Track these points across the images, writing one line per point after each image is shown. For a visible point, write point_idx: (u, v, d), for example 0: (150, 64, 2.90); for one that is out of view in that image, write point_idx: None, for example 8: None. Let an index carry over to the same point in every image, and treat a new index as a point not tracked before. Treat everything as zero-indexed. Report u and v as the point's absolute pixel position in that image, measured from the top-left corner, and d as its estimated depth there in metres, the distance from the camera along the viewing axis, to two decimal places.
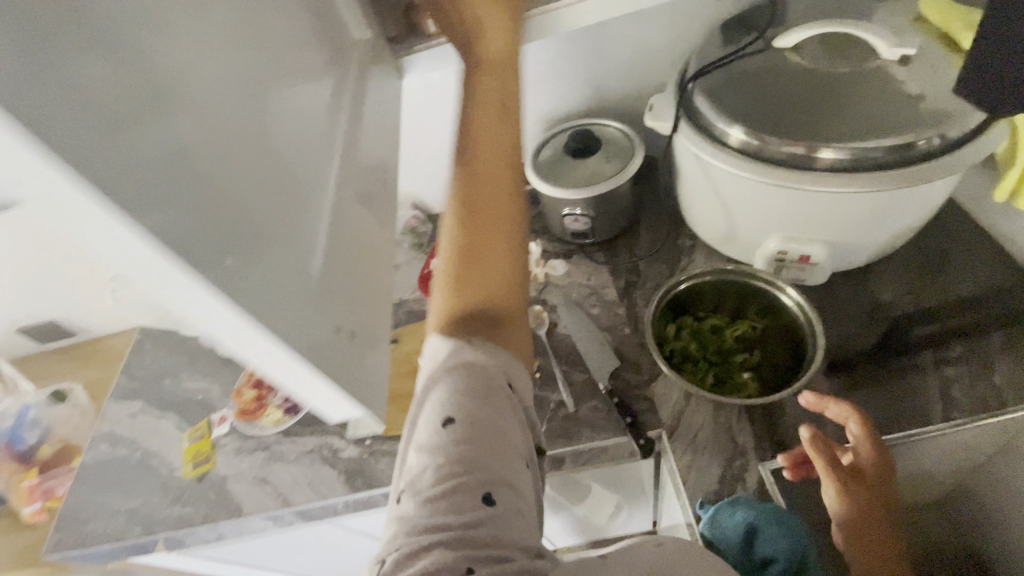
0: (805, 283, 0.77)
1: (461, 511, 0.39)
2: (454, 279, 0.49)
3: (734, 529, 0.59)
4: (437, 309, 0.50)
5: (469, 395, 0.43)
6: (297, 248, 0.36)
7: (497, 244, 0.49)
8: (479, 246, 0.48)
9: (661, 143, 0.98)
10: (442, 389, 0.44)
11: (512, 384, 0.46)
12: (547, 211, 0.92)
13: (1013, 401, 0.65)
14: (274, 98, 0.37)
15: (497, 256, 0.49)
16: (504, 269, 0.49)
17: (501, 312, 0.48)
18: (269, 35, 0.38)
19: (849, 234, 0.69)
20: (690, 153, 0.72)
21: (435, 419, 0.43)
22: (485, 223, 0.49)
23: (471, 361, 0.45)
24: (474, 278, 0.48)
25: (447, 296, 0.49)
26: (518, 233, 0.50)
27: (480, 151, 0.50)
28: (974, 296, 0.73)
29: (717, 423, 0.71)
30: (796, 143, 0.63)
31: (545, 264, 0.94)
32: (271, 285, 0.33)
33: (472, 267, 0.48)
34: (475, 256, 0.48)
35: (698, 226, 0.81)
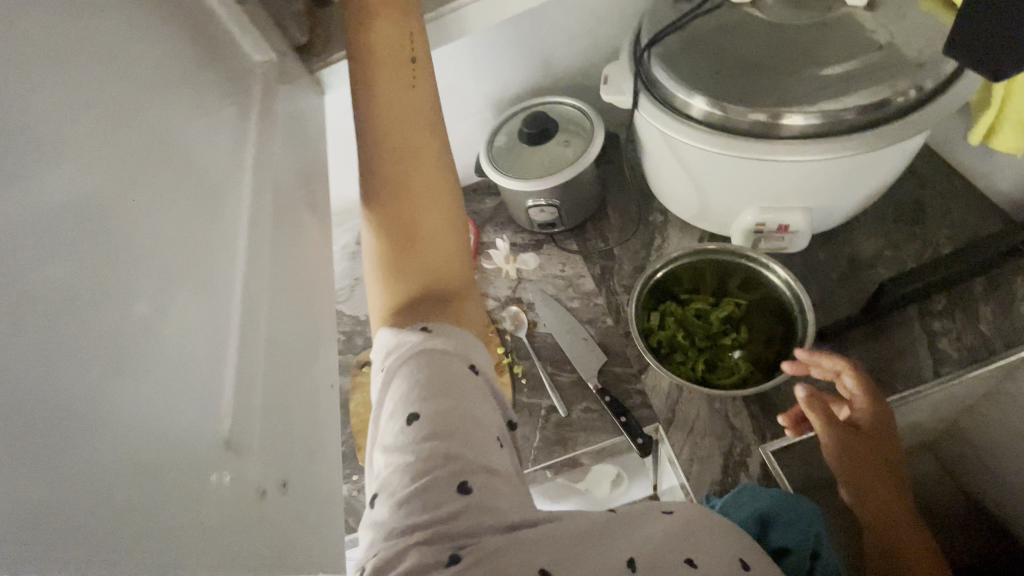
0: (786, 250, 0.73)
1: (437, 506, 0.37)
2: (398, 268, 0.46)
3: (745, 521, 0.57)
4: (380, 300, 0.46)
5: (427, 382, 0.41)
6: (188, 400, 0.28)
7: (438, 223, 0.47)
8: (419, 226, 0.46)
9: (621, 114, 0.92)
10: (400, 382, 0.41)
11: (475, 367, 0.43)
12: (510, 204, 0.86)
13: (1003, 347, 0.65)
14: (120, 201, 0.27)
15: (440, 238, 0.47)
16: (448, 247, 0.47)
17: (453, 294, 0.46)
18: (116, 103, 0.28)
19: (828, 197, 0.65)
20: (653, 129, 0.67)
21: (397, 416, 0.40)
22: (422, 200, 0.47)
23: (428, 348, 0.42)
24: (419, 261, 0.46)
25: (390, 282, 0.46)
26: (451, 201, 0.48)
27: (393, 123, 0.48)
28: (954, 245, 0.72)
29: (712, 410, 0.70)
30: (763, 109, 0.58)
31: (516, 259, 0.89)
32: (157, 480, 0.24)
33: (415, 253, 0.46)
34: (412, 234, 0.46)
35: (671, 200, 0.77)
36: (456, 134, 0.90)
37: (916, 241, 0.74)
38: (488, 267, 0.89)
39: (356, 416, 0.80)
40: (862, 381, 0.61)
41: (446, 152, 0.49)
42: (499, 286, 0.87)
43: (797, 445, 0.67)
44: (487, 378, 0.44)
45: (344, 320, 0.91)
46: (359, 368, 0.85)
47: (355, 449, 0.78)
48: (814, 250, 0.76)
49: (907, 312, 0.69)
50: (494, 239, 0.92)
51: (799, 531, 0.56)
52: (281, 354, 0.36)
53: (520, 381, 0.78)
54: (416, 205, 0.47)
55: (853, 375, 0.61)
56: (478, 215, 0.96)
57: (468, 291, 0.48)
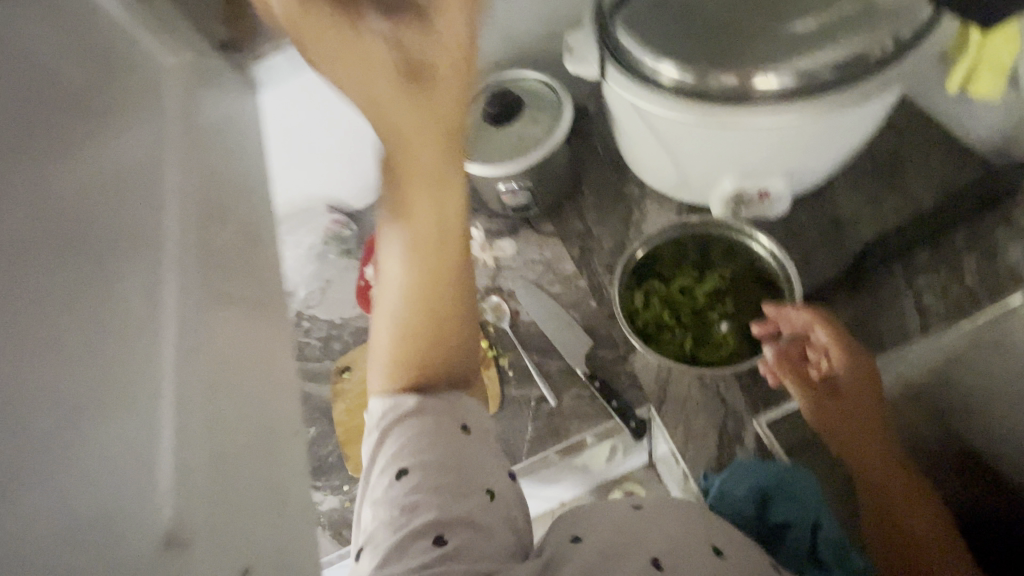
0: (766, 218, 0.70)
1: (417, 559, 0.37)
2: (391, 337, 0.44)
3: (744, 500, 0.57)
4: (382, 364, 0.44)
5: (417, 444, 0.41)
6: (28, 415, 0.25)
7: (435, 295, 0.43)
8: (415, 302, 0.43)
9: (587, 84, 0.88)
10: (390, 444, 0.41)
11: (466, 427, 0.43)
12: (479, 189, 0.82)
13: (987, 297, 0.66)
14: None
15: (443, 309, 0.45)
16: (444, 318, 0.44)
17: (446, 365, 0.45)
18: None
19: (807, 158, 0.63)
20: (623, 101, 0.63)
21: (387, 470, 0.41)
22: (420, 274, 0.43)
23: (426, 416, 0.42)
24: (411, 332, 0.44)
25: (398, 347, 0.44)
26: (467, 275, 0.45)
27: (408, 151, 0.39)
28: (935, 198, 0.71)
29: (704, 386, 0.69)
30: (733, 72, 0.55)
31: (491, 247, 0.85)
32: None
33: (418, 330, 0.44)
34: (424, 306, 0.44)
35: (647, 173, 0.74)
36: None
37: (895, 196, 0.73)
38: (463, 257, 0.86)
39: (340, 425, 0.78)
40: (832, 336, 0.61)
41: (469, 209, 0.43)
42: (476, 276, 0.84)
43: (791, 415, 0.67)
44: (482, 437, 0.44)
45: (317, 325, 0.87)
46: (338, 374, 0.82)
47: (342, 459, 0.76)
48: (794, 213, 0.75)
49: (891, 271, 0.69)
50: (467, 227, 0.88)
51: (797, 504, 0.56)
52: (225, 365, 0.35)
53: (506, 374, 0.75)
54: (414, 278, 0.43)
55: (824, 331, 0.62)
56: None
57: (471, 369, 0.48)
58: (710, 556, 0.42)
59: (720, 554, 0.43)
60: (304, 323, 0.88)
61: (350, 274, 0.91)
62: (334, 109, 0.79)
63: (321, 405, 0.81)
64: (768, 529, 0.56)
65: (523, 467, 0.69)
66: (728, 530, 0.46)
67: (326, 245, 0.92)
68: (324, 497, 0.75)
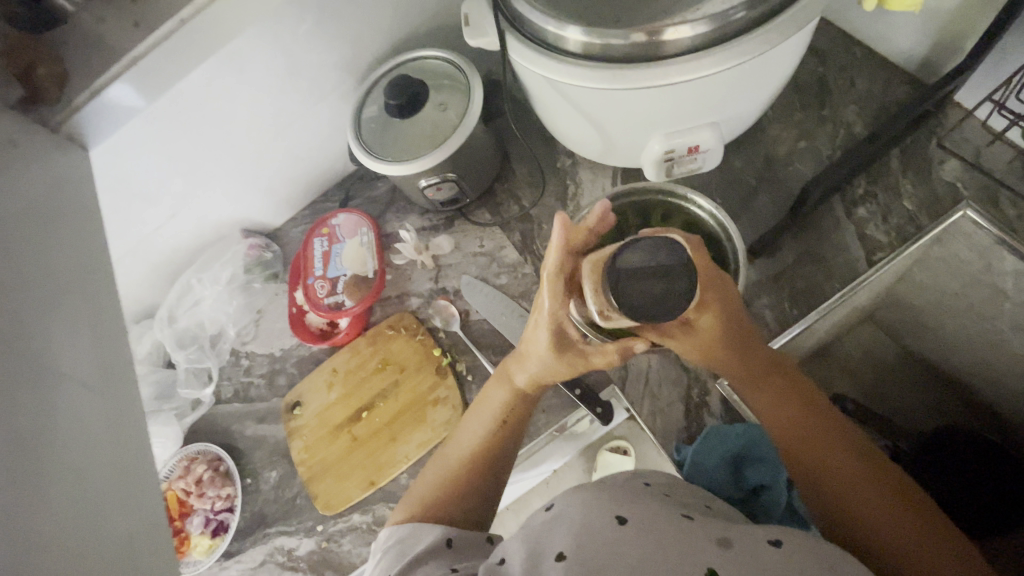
0: (699, 170, 0.67)
1: None
2: (440, 464, 0.57)
3: (718, 468, 0.56)
4: (422, 491, 0.55)
5: (401, 555, 0.47)
6: None
7: (492, 442, 0.57)
8: (466, 491, 0.54)
9: (499, 53, 0.81)
10: (383, 560, 0.48)
11: (450, 540, 0.48)
12: (401, 187, 0.75)
13: (928, 221, 0.65)
14: None
15: (486, 462, 0.56)
16: (474, 482, 0.55)
17: (462, 513, 0.53)
18: None
19: (731, 106, 0.59)
20: (531, 73, 0.57)
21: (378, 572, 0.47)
22: (487, 435, 0.57)
23: (414, 529, 0.50)
24: (451, 464, 0.56)
25: (444, 477, 0.55)
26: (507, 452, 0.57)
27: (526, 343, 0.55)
28: (864, 122, 0.69)
29: (666, 356, 0.67)
30: (638, 26, 0.49)
31: (428, 246, 0.80)
32: None
33: (468, 476, 0.55)
34: (481, 458, 0.56)
35: (573, 144, 0.69)
36: (317, 120, 0.77)
37: (826, 126, 0.71)
38: (399, 262, 0.81)
39: (301, 465, 0.73)
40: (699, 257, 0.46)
41: (523, 430, 0.59)
42: (418, 280, 0.80)
43: None
44: (463, 551, 0.48)
45: (258, 361, 0.82)
46: (289, 412, 0.76)
47: (311, 498, 0.72)
48: (729, 160, 0.73)
49: (832, 207, 0.68)
50: (398, 230, 0.83)
51: (769, 464, 0.56)
52: None
53: (466, 379, 0.73)
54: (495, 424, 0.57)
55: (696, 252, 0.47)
56: (374, 204, 0.86)
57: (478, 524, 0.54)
58: (609, 526, 0.39)
59: (621, 522, 0.39)
60: (244, 361, 0.83)
61: (283, 300, 0.85)
62: (219, 129, 0.70)
63: (278, 445, 0.77)
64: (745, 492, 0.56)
65: None
66: (644, 493, 0.43)
67: (249, 273, 0.84)
68: (300, 541, 0.71)
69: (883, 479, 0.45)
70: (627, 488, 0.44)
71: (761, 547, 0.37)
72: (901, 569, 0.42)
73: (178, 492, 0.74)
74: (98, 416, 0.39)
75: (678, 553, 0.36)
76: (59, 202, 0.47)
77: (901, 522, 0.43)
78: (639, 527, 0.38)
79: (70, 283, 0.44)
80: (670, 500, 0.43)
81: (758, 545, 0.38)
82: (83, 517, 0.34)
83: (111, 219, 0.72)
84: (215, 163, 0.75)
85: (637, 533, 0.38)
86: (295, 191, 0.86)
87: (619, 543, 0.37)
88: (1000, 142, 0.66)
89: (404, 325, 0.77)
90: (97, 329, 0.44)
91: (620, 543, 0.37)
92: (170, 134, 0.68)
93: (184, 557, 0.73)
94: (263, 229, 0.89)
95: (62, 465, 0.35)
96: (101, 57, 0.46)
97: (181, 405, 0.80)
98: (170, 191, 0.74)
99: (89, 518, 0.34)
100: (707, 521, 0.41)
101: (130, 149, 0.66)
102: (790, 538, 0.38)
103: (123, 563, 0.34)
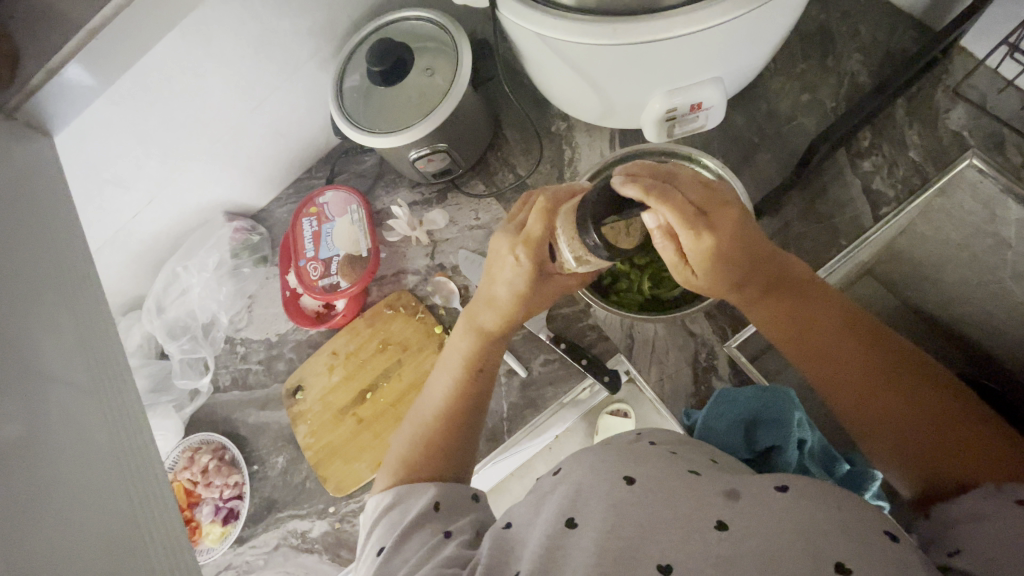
0: (701, 129, 0.65)
1: None
2: (415, 420, 0.56)
3: (730, 432, 0.56)
4: (399, 450, 0.53)
5: (393, 525, 0.45)
6: None
7: (468, 384, 0.56)
8: (447, 437, 0.53)
9: (484, 11, 0.77)
10: (377, 532, 0.46)
11: (438, 503, 0.46)
12: (390, 160, 0.72)
13: (934, 172, 0.64)
14: None
15: (465, 413, 0.55)
16: (452, 427, 0.54)
17: (446, 463, 0.51)
18: None
19: (736, 58, 0.56)
20: (524, 31, 0.54)
21: (372, 550, 0.45)
22: (460, 384, 0.56)
23: (401, 494, 0.48)
24: (427, 419, 0.55)
25: (421, 437, 0.53)
26: (483, 400, 0.57)
27: (495, 296, 0.59)
28: (867, 72, 0.67)
29: (672, 322, 0.67)
30: None
31: (422, 221, 0.77)
32: None
33: (446, 431, 0.53)
34: (456, 412, 0.55)
35: (570, 107, 0.66)
36: (296, 92, 0.73)
37: (830, 78, 0.68)
38: (393, 239, 0.78)
39: (309, 449, 0.72)
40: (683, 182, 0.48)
41: (493, 379, 0.58)
42: (414, 257, 0.77)
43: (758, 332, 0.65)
44: (454, 511, 0.47)
45: (254, 347, 0.80)
46: (292, 397, 0.75)
47: (320, 482, 0.71)
48: (729, 117, 0.70)
49: (836, 162, 0.67)
50: (389, 205, 0.80)
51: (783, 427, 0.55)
52: None
53: None
54: (467, 370, 0.57)
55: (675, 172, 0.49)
56: (362, 178, 0.82)
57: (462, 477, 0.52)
58: (618, 487, 0.38)
59: (629, 482, 0.38)
60: (239, 348, 0.81)
61: (274, 283, 0.82)
62: (193, 106, 0.66)
63: (283, 431, 0.76)
64: (758, 453, 0.56)
65: (502, 448, 0.68)
66: (647, 449, 0.42)
67: (236, 257, 0.81)
68: (313, 523, 0.71)
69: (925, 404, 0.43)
70: (632, 447, 0.43)
71: (768, 494, 0.37)
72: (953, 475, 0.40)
73: (185, 482, 0.73)
74: (94, 421, 0.38)
75: (686, 511, 0.35)
76: (21, 193, 0.43)
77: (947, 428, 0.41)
78: (648, 486, 0.38)
79: (51, 282, 0.41)
80: (676, 456, 0.42)
81: (764, 492, 0.37)
82: (93, 521, 0.33)
83: (86, 204, 0.68)
84: (189, 142, 0.70)
85: (646, 494, 0.37)
86: (277, 169, 0.82)
87: (629, 503, 0.37)
88: (1010, 88, 0.64)
89: (402, 304, 0.75)
90: (81, 327, 0.42)
91: (629, 503, 0.37)
92: (133, 110, 0.63)
93: (198, 545, 0.72)
94: (247, 210, 0.85)
95: (60, 473, 0.33)
96: (52, 29, 0.41)
97: (178, 397, 0.78)
98: (144, 173, 0.70)
99: (101, 521, 0.33)
100: (714, 474, 0.40)
101: (99, 129, 0.62)
102: (795, 482, 0.38)
103: (140, 563, 0.33)
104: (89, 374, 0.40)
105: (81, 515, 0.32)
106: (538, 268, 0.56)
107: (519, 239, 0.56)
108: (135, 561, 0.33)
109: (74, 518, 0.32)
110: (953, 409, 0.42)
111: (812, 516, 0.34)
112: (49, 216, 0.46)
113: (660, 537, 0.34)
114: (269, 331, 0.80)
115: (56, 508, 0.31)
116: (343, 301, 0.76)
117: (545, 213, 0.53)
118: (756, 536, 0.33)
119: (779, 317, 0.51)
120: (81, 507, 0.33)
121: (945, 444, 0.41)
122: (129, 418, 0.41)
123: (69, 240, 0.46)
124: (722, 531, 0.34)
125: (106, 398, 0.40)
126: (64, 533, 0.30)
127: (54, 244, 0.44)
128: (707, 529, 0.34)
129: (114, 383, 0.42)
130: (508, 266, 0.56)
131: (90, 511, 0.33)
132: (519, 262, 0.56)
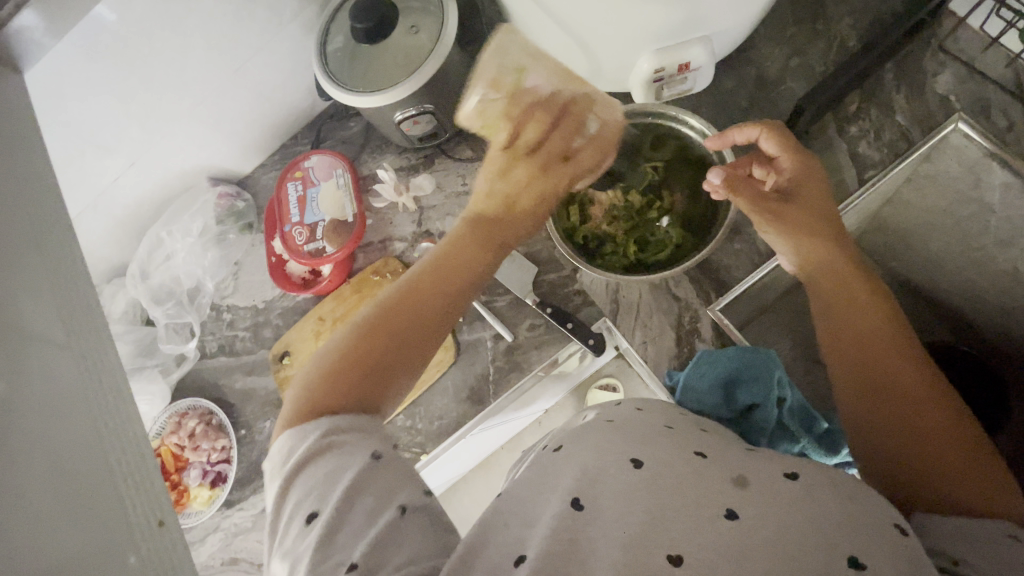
0: (688, 92, 0.65)
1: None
2: (340, 336, 0.50)
3: (710, 392, 0.56)
4: (332, 351, 0.49)
5: (321, 486, 0.40)
6: None
7: (421, 295, 0.52)
8: (383, 355, 0.48)
9: None
10: (300, 489, 0.41)
11: (378, 455, 0.42)
12: (375, 123, 0.71)
13: (921, 136, 0.64)
14: None
15: (416, 323, 0.51)
16: (383, 349, 0.49)
17: (368, 391, 0.47)
18: None
19: (725, 17, 0.55)
20: None
21: (299, 510, 0.40)
22: (413, 287, 0.52)
23: (333, 442, 0.42)
24: (361, 320, 0.50)
25: (353, 342, 0.48)
26: (441, 316, 0.52)
27: (510, 217, 0.60)
28: (856, 34, 0.67)
29: (656, 286, 0.67)
30: None
31: (409, 186, 0.77)
32: None
33: (385, 341, 0.49)
34: (394, 321, 0.50)
35: None
36: (281, 53, 0.71)
37: (819, 41, 0.68)
38: (379, 205, 0.78)
39: None
40: (780, 143, 0.57)
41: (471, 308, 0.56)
42: (401, 223, 0.77)
43: (741, 296, 0.66)
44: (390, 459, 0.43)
45: (240, 314, 0.80)
46: (279, 362, 0.75)
47: None
48: (719, 81, 0.69)
49: (825, 127, 0.66)
50: (375, 170, 0.79)
51: (763, 388, 0.56)
52: None
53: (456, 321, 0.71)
54: (430, 269, 0.54)
55: (775, 141, 0.57)
56: (348, 144, 0.81)
57: (377, 405, 0.47)
58: (625, 470, 0.38)
59: (637, 465, 0.38)
60: (225, 316, 0.80)
61: (260, 251, 0.82)
62: (176, 66, 0.65)
63: (269, 397, 0.76)
64: (737, 413, 0.57)
65: (489, 411, 0.69)
66: (651, 428, 0.42)
67: (221, 222, 0.80)
68: None
69: (956, 432, 0.44)
70: (636, 425, 0.42)
71: (778, 483, 0.37)
72: (945, 497, 0.42)
73: (172, 447, 0.74)
74: (73, 372, 0.37)
75: (695, 500, 0.36)
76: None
77: (969, 459, 0.42)
78: (658, 472, 0.37)
79: (23, 233, 0.40)
80: (675, 434, 0.42)
81: (775, 480, 0.37)
82: (67, 476, 0.32)
83: (67, 168, 0.67)
84: (172, 104, 0.69)
85: (654, 480, 0.37)
86: (262, 135, 0.81)
87: (640, 488, 0.37)
88: (995, 49, 0.64)
89: (390, 270, 0.75)
90: (59, 278, 0.41)
91: (638, 488, 0.37)
92: (113, 70, 0.62)
93: (185, 508, 0.73)
94: (230, 175, 0.84)
95: (38, 423, 0.33)
96: None
97: (165, 361, 0.78)
98: (127, 136, 0.69)
99: (77, 477, 0.32)
100: (722, 458, 0.40)
101: (80, 91, 0.62)
102: (804, 469, 0.38)
103: (118, 520, 0.33)
104: (69, 327, 0.39)
105: (56, 474, 0.32)
106: (556, 189, 0.62)
107: (569, 166, 0.62)
108: (111, 514, 0.33)
109: (52, 468, 0.32)
110: (977, 436, 0.44)
111: (825, 509, 0.35)
112: (24, 167, 0.45)
113: (670, 526, 0.35)
114: (255, 296, 0.80)
115: (27, 466, 0.31)
116: (329, 266, 0.75)
117: (599, 142, 0.63)
118: (767, 526, 0.34)
119: (848, 295, 0.53)
120: (54, 461, 0.32)
121: (951, 473, 0.42)
122: (119, 379, 0.41)
123: (50, 192, 0.46)
124: (732, 519, 0.34)
125: (90, 351, 0.40)
126: (29, 497, 0.30)
127: (29, 194, 0.43)
128: (717, 518, 0.35)
129: (98, 342, 0.41)
130: (538, 184, 0.60)
131: (69, 458, 0.33)
132: (553, 187, 0.61)
